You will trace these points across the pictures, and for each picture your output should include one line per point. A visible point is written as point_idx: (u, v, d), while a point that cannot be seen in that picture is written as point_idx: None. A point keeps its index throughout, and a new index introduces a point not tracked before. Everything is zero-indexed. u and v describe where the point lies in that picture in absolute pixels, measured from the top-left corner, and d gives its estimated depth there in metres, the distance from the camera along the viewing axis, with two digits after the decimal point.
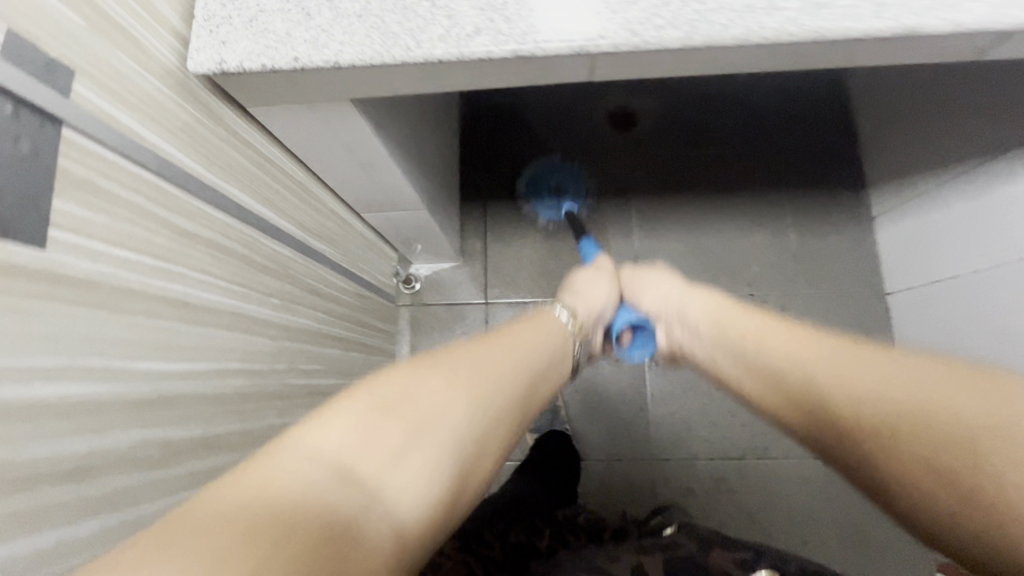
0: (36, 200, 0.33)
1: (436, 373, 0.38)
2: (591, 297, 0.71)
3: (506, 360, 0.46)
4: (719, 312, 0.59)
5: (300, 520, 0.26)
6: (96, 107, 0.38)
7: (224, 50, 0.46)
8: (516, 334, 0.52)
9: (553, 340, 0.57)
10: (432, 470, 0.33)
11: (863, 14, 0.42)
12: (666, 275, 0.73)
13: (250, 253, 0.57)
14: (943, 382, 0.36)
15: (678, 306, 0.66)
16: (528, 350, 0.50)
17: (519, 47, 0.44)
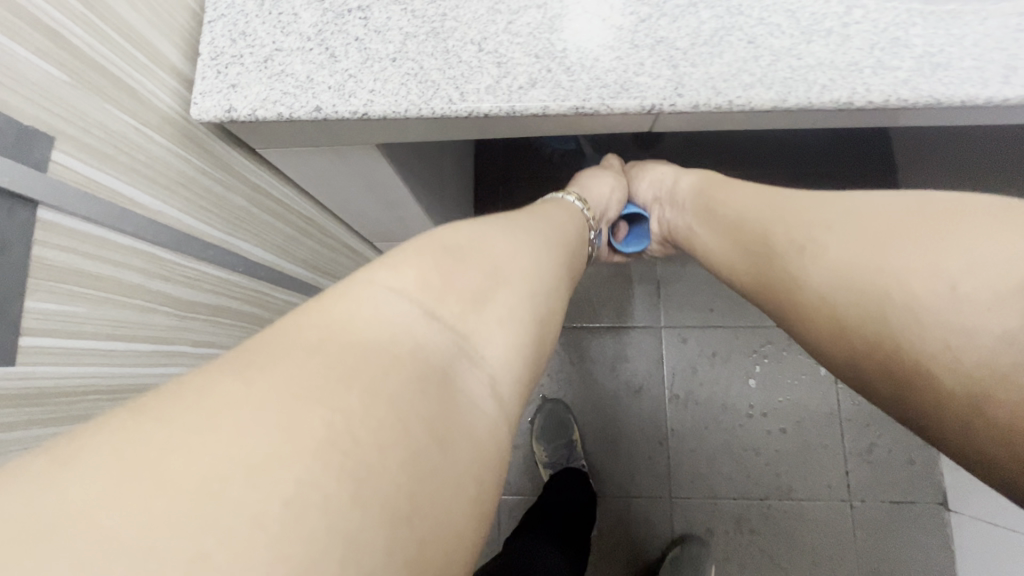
0: (5, 308, 0.27)
1: (496, 230, 0.34)
2: (599, 194, 0.64)
3: (551, 227, 0.43)
4: (707, 190, 0.56)
5: (391, 361, 0.23)
6: (81, 177, 0.32)
7: (234, 95, 0.40)
8: (554, 212, 0.48)
9: (584, 223, 0.54)
10: (512, 321, 0.30)
11: (988, 78, 0.36)
12: (664, 163, 0.69)
13: (255, 312, 0.51)
14: (895, 226, 0.33)
15: (676, 185, 0.62)
16: (569, 227, 0.47)
17: (581, 103, 0.37)
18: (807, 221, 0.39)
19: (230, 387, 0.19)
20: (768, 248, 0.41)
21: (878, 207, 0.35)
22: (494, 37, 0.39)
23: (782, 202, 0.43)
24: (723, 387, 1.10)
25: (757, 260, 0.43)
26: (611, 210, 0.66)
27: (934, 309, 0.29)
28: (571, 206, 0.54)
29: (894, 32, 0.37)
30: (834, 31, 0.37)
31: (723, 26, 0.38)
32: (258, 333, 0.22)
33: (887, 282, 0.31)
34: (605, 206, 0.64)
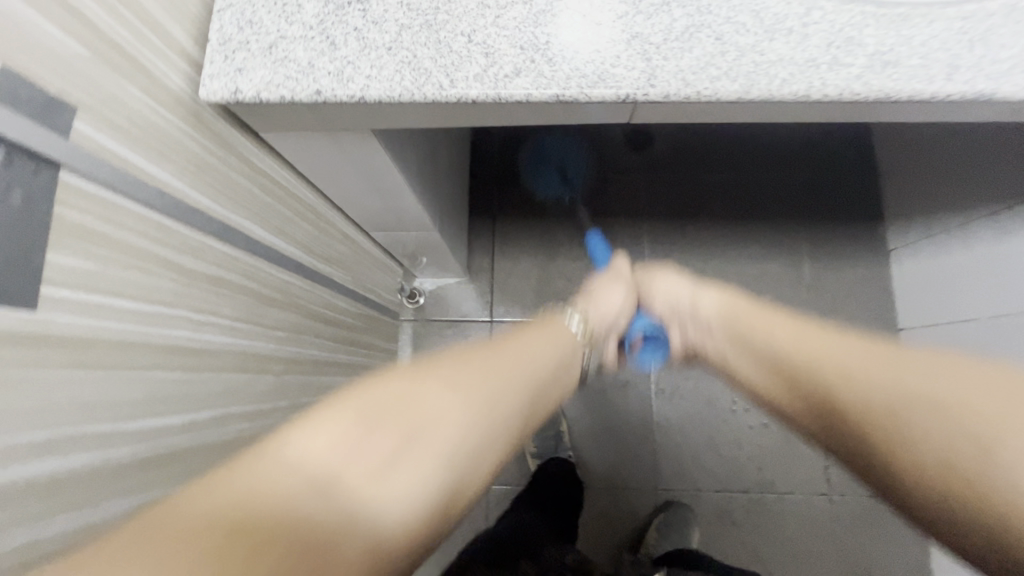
0: (29, 258, 0.30)
1: (435, 377, 0.34)
2: (602, 309, 0.64)
3: (521, 363, 0.41)
4: (734, 311, 0.54)
5: (273, 541, 0.22)
6: (99, 145, 0.35)
7: (240, 78, 0.43)
8: (532, 338, 0.46)
9: (572, 349, 0.52)
10: (424, 483, 0.29)
11: (934, 75, 0.39)
12: (677, 275, 0.67)
13: (256, 287, 0.54)
14: (942, 376, 0.34)
15: (690, 302, 0.61)
16: (540, 352, 0.45)
17: (562, 91, 0.41)
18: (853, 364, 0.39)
19: (109, 561, 0.20)
20: (799, 378, 0.42)
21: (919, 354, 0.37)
22: (482, 30, 0.42)
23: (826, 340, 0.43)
24: (709, 383, 1.13)
25: (803, 398, 0.41)
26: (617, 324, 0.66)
27: (1008, 465, 0.29)
28: (560, 329, 0.53)
29: (848, 32, 0.40)
30: (794, 30, 0.40)
31: (694, 24, 0.41)
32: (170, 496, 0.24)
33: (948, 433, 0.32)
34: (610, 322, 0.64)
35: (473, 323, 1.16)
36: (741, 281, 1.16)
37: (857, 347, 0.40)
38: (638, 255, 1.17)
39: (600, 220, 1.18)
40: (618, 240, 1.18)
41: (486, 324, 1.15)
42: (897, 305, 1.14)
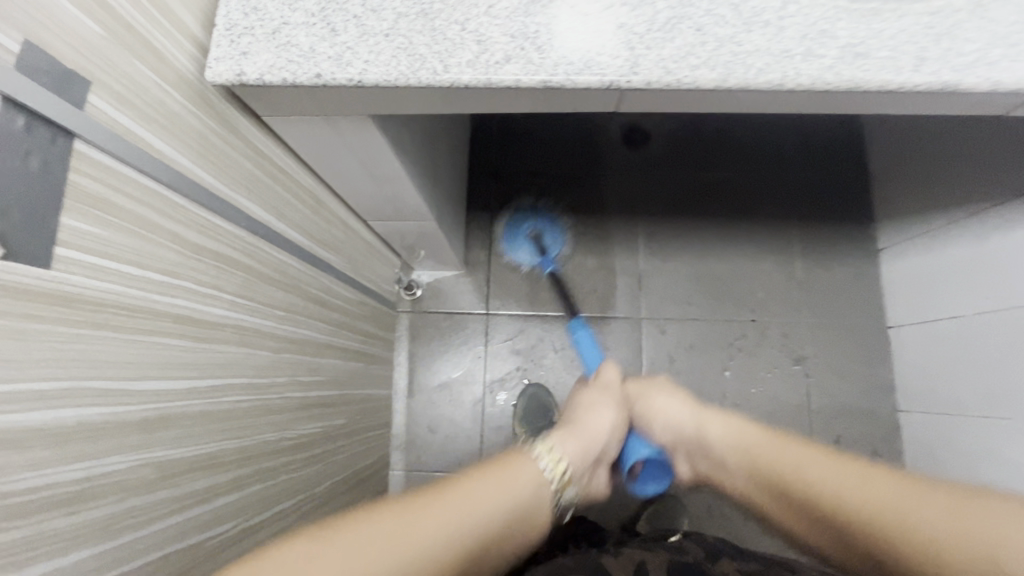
0: (45, 219, 0.32)
1: (340, 545, 0.35)
2: (592, 432, 0.66)
3: (452, 521, 0.40)
4: (750, 440, 0.61)
5: None
6: (111, 120, 0.37)
7: (244, 61, 0.45)
8: (483, 486, 0.46)
9: (535, 483, 0.51)
10: None
11: (901, 67, 0.41)
12: (672, 394, 0.73)
13: (256, 266, 0.56)
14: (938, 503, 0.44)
15: (698, 431, 0.67)
16: (482, 500, 0.45)
17: (550, 78, 0.43)
18: (883, 499, 0.47)
19: None
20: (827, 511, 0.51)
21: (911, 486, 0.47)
22: (475, 19, 0.44)
23: (850, 476, 0.51)
24: (699, 377, 1.15)
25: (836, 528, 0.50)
26: (609, 446, 0.68)
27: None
28: (519, 463, 0.52)
29: (822, 25, 0.42)
30: (771, 23, 0.42)
31: (676, 15, 0.43)
32: None
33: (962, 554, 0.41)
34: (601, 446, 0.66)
35: (469, 316, 1.18)
36: (733, 278, 1.18)
37: (881, 483, 0.49)
38: (632, 251, 1.20)
39: (596, 216, 1.20)
40: (613, 236, 1.20)
41: (481, 317, 1.17)
42: (886, 303, 1.16)
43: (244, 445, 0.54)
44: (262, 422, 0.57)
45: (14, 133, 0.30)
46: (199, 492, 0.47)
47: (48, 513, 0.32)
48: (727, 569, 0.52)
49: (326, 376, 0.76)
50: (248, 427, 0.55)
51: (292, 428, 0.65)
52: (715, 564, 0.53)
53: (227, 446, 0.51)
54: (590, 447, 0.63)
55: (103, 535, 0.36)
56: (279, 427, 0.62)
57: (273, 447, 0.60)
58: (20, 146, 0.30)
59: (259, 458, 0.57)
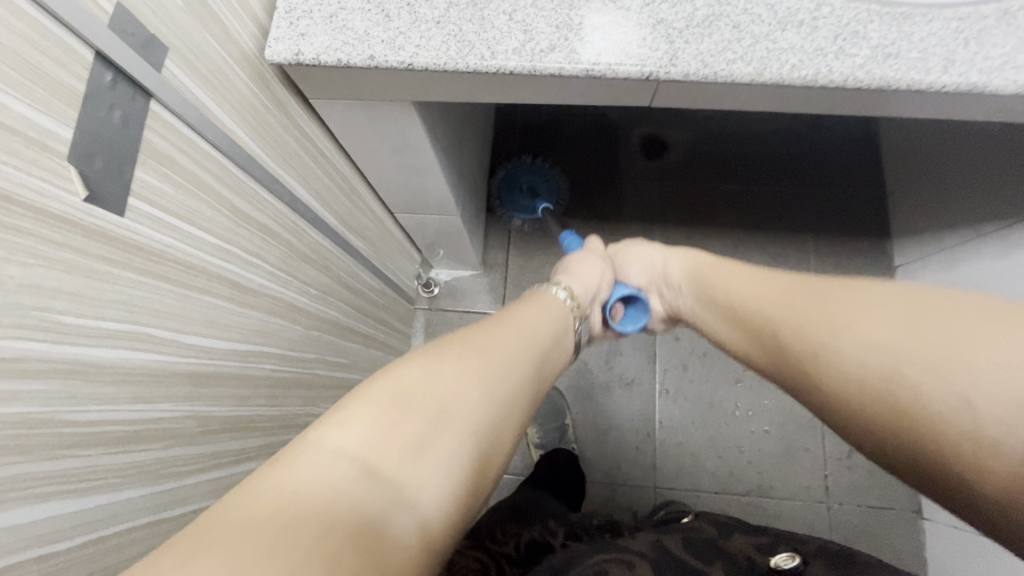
0: (122, 169, 0.34)
1: (447, 360, 0.36)
2: (585, 275, 0.64)
3: (514, 339, 0.43)
4: (707, 278, 0.58)
5: (333, 519, 0.25)
6: (183, 85, 0.39)
7: (302, 42, 0.47)
8: (527, 315, 0.49)
9: (564, 319, 0.53)
10: (449, 462, 0.31)
11: (931, 67, 0.43)
12: (644, 246, 0.71)
13: (295, 242, 0.58)
14: (909, 323, 0.35)
15: (667, 269, 0.65)
16: (540, 330, 0.48)
17: (592, 66, 0.45)
18: (873, 338, 0.36)
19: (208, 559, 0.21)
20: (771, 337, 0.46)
21: (898, 305, 0.37)
22: (522, 10, 0.46)
23: (790, 289, 0.47)
24: (711, 385, 1.15)
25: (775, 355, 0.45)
26: (602, 290, 0.65)
27: (965, 389, 0.31)
28: (548, 303, 0.54)
29: (854, 27, 0.44)
30: (804, 23, 0.45)
31: (714, 13, 0.45)
32: (214, 504, 0.25)
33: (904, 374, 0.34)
34: (596, 286, 0.64)
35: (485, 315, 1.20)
36: None
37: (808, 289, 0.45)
38: None
39: (614, 222, 1.22)
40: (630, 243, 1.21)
41: None
42: None
43: (273, 414, 0.55)
44: (291, 395, 0.59)
45: (100, 87, 0.32)
46: (230, 452, 0.48)
47: (101, 448, 0.33)
48: (740, 544, 0.55)
49: (348, 360, 0.77)
50: (278, 397, 0.56)
51: (315, 406, 0.66)
52: (727, 539, 0.55)
53: (257, 412, 0.52)
54: (588, 286, 0.62)
55: (142, 479, 0.37)
56: (305, 402, 0.63)
57: (297, 421, 0.61)
58: (105, 99, 0.32)
59: (285, 430, 0.58)
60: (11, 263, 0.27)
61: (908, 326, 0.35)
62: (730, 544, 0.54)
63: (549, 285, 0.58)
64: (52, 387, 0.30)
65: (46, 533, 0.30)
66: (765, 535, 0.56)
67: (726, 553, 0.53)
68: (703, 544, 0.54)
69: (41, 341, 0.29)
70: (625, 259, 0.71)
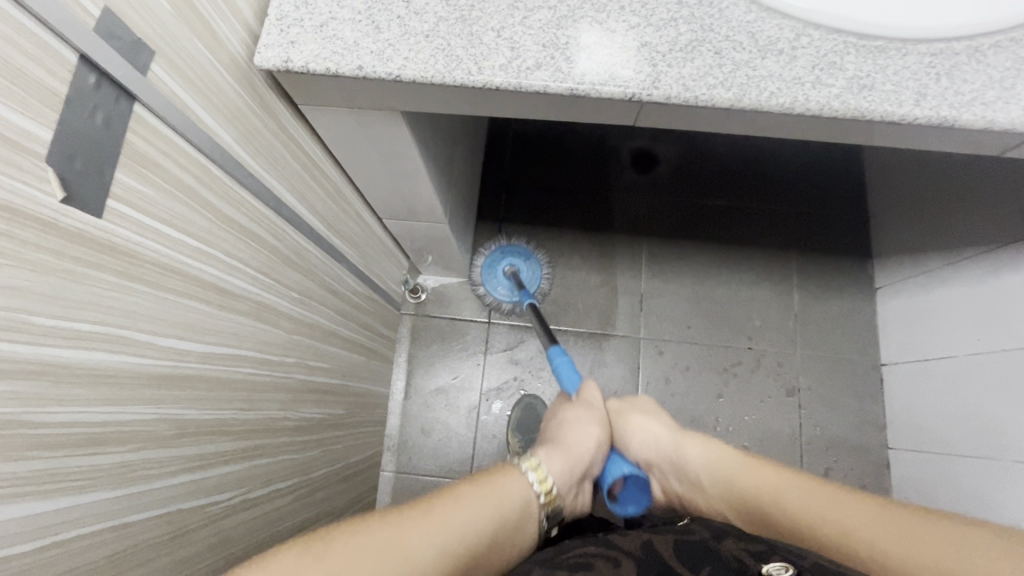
0: (103, 170, 0.34)
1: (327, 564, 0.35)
2: (577, 450, 0.63)
3: (440, 540, 0.40)
4: (728, 466, 0.62)
5: None
6: (169, 89, 0.39)
7: (292, 49, 0.48)
8: (474, 502, 0.46)
9: (521, 507, 0.50)
10: None
11: (903, 100, 0.44)
12: (653, 419, 0.72)
13: (278, 246, 0.58)
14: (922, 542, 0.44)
15: (673, 452, 0.68)
16: (478, 522, 0.44)
17: (577, 85, 0.46)
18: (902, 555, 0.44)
19: None
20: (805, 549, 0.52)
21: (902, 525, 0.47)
22: (511, 27, 0.47)
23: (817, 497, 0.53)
24: (693, 400, 1.16)
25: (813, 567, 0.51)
26: (594, 464, 0.65)
27: None
28: (510, 483, 0.51)
29: (831, 58, 0.46)
30: (784, 52, 0.46)
31: (697, 38, 0.47)
32: None
33: None
34: (587, 462, 0.64)
35: (471, 323, 1.20)
36: (731, 305, 1.21)
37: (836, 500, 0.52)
38: (635, 272, 1.22)
39: (602, 235, 1.23)
40: (617, 256, 1.22)
41: (483, 325, 1.19)
42: (880, 341, 1.18)
43: (250, 417, 0.55)
44: (268, 398, 0.58)
45: (84, 89, 0.32)
46: (204, 455, 0.47)
47: (70, 450, 0.33)
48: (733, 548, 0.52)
49: (330, 364, 0.77)
50: (255, 401, 0.56)
51: (295, 409, 0.66)
52: (721, 542, 0.52)
53: (233, 415, 0.52)
54: (577, 465, 0.62)
55: (112, 483, 0.37)
56: (283, 406, 0.63)
57: (275, 424, 0.61)
58: (88, 102, 0.33)
59: (261, 433, 0.58)
60: None
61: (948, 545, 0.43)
62: (723, 547, 0.51)
63: (523, 464, 0.56)
64: (21, 387, 0.30)
65: (14, 534, 0.30)
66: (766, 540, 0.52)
67: (717, 556, 0.50)
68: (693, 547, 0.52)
69: (11, 341, 0.29)
70: (628, 427, 0.72)
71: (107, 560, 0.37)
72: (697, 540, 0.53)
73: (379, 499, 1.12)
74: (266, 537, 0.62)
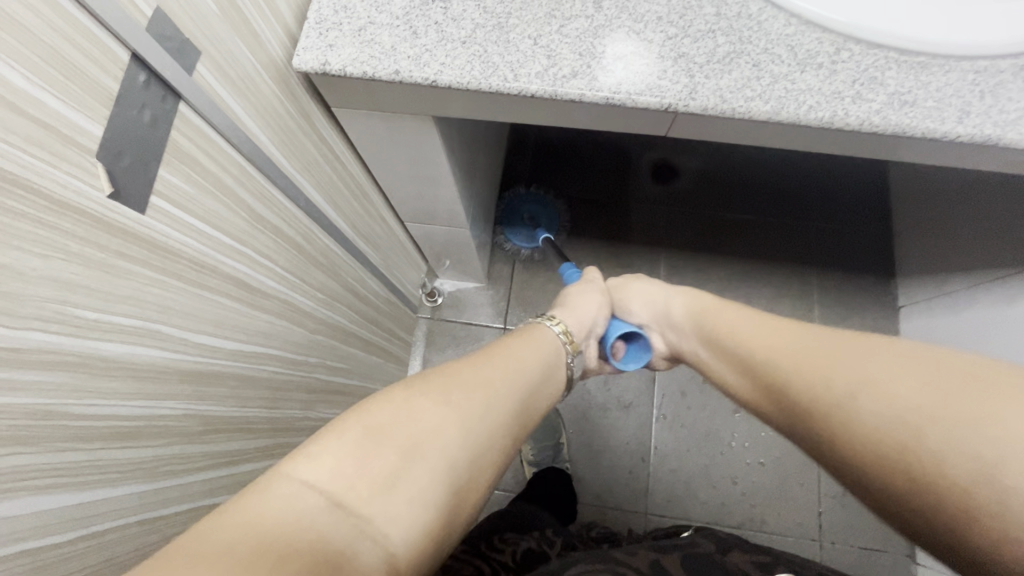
0: (149, 168, 0.34)
1: (427, 392, 0.36)
2: (581, 309, 0.64)
3: (508, 375, 0.43)
4: (718, 315, 0.56)
5: (298, 549, 0.26)
6: (212, 88, 0.40)
7: (330, 52, 0.48)
8: (520, 347, 0.49)
9: (559, 357, 0.53)
10: (421, 498, 0.32)
11: (946, 117, 0.43)
12: (647, 281, 0.69)
13: (306, 247, 0.58)
14: (910, 376, 0.36)
15: (666, 309, 0.64)
16: (532, 364, 0.47)
17: (612, 94, 0.46)
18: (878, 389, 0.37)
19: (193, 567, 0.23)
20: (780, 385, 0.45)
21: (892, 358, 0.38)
22: (547, 35, 0.47)
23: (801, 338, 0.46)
24: (708, 414, 1.15)
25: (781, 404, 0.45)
26: (600, 326, 0.65)
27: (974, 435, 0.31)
28: (543, 335, 0.54)
29: (872, 73, 0.45)
30: (823, 66, 0.45)
31: (735, 50, 0.46)
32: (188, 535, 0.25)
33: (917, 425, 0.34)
34: (593, 322, 0.64)
35: (486, 328, 1.20)
36: None
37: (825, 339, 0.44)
38: None
39: (620, 244, 1.23)
40: (635, 266, 1.22)
41: (498, 330, 1.19)
42: None
43: (272, 416, 0.55)
44: (289, 398, 0.58)
45: (134, 87, 0.33)
46: (227, 452, 0.47)
47: (105, 443, 0.34)
48: (738, 561, 0.54)
49: (349, 365, 0.77)
50: (277, 400, 0.56)
51: (314, 409, 0.66)
52: (726, 555, 0.55)
53: (256, 414, 0.52)
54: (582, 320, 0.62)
55: (141, 475, 0.37)
56: (303, 406, 0.63)
57: (295, 424, 0.61)
58: (137, 100, 0.33)
59: (282, 433, 0.58)
60: (34, 254, 0.27)
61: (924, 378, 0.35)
62: (729, 561, 0.54)
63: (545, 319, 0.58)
64: (63, 379, 0.30)
65: (49, 525, 0.30)
66: (763, 555, 0.56)
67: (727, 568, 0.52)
68: (704, 558, 0.54)
69: (53, 333, 0.29)
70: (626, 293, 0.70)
71: (131, 554, 0.37)
72: (705, 552, 0.55)
73: None
74: None
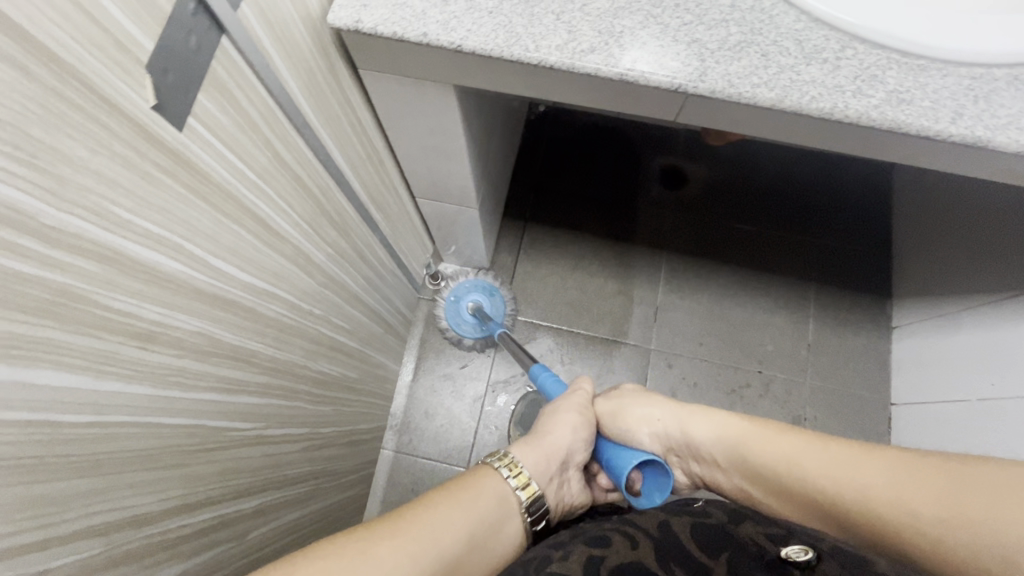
0: (188, 89, 0.37)
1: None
2: (551, 440, 0.59)
3: (405, 550, 0.40)
4: (733, 434, 0.57)
5: None
6: (253, 30, 0.43)
7: (363, 12, 0.51)
8: (443, 505, 0.45)
9: (498, 505, 0.49)
10: None
11: (940, 117, 0.46)
12: (642, 399, 0.63)
13: (322, 200, 0.61)
14: (945, 487, 0.43)
15: (684, 436, 0.60)
16: (449, 525, 0.44)
17: (626, 72, 0.48)
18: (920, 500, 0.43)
19: None
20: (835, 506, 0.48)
21: (926, 479, 0.44)
22: (570, 12, 0.50)
23: (839, 457, 0.49)
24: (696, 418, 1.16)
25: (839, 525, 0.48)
26: (578, 451, 0.60)
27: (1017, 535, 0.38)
28: (482, 482, 0.50)
29: (874, 71, 0.48)
30: (828, 60, 0.48)
31: (745, 40, 0.49)
32: None
33: (984, 531, 0.40)
34: (566, 451, 0.59)
35: None
36: (745, 328, 1.21)
37: (887, 469, 0.45)
38: (653, 284, 1.24)
39: (624, 244, 1.25)
40: (637, 266, 1.24)
41: None
42: (892, 380, 1.17)
43: (276, 356, 0.57)
44: (293, 344, 0.61)
45: (184, 13, 0.35)
46: (230, 379, 0.50)
47: (124, 339, 0.36)
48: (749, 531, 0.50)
49: (350, 328, 0.79)
50: (281, 342, 0.58)
51: (314, 361, 0.68)
52: (737, 524, 0.51)
53: (261, 349, 0.54)
54: (552, 458, 0.57)
55: (150, 381, 0.39)
56: (304, 354, 0.65)
57: (295, 371, 0.63)
58: (186, 25, 0.36)
59: (282, 375, 0.60)
60: (83, 145, 0.30)
61: (975, 500, 0.41)
62: (740, 530, 0.50)
63: (491, 460, 0.53)
64: (97, 268, 0.32)
65: (62, 402, 0.32)
66: (776, 526, 0.50)
67: (736, 542, 0.49)
68: (714, 530, 0.50)
69: (91, 223, 0.31)
70: (625, 420, 0.63)
71: (131, 452, 0.39)
72: (716, 521, 0.51)
73: (374, 476, 1.13)
74: (272, 478, 0.63)
